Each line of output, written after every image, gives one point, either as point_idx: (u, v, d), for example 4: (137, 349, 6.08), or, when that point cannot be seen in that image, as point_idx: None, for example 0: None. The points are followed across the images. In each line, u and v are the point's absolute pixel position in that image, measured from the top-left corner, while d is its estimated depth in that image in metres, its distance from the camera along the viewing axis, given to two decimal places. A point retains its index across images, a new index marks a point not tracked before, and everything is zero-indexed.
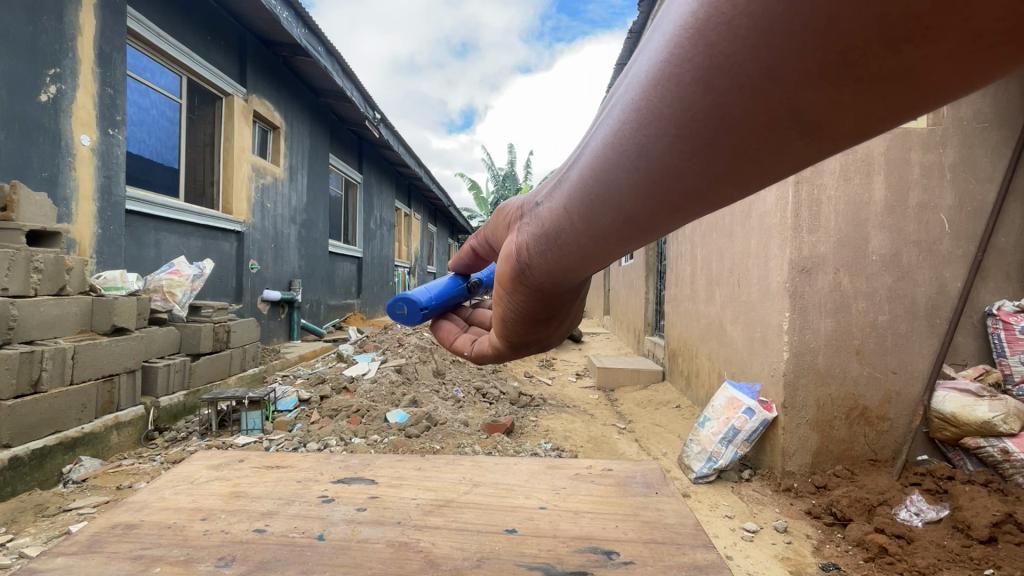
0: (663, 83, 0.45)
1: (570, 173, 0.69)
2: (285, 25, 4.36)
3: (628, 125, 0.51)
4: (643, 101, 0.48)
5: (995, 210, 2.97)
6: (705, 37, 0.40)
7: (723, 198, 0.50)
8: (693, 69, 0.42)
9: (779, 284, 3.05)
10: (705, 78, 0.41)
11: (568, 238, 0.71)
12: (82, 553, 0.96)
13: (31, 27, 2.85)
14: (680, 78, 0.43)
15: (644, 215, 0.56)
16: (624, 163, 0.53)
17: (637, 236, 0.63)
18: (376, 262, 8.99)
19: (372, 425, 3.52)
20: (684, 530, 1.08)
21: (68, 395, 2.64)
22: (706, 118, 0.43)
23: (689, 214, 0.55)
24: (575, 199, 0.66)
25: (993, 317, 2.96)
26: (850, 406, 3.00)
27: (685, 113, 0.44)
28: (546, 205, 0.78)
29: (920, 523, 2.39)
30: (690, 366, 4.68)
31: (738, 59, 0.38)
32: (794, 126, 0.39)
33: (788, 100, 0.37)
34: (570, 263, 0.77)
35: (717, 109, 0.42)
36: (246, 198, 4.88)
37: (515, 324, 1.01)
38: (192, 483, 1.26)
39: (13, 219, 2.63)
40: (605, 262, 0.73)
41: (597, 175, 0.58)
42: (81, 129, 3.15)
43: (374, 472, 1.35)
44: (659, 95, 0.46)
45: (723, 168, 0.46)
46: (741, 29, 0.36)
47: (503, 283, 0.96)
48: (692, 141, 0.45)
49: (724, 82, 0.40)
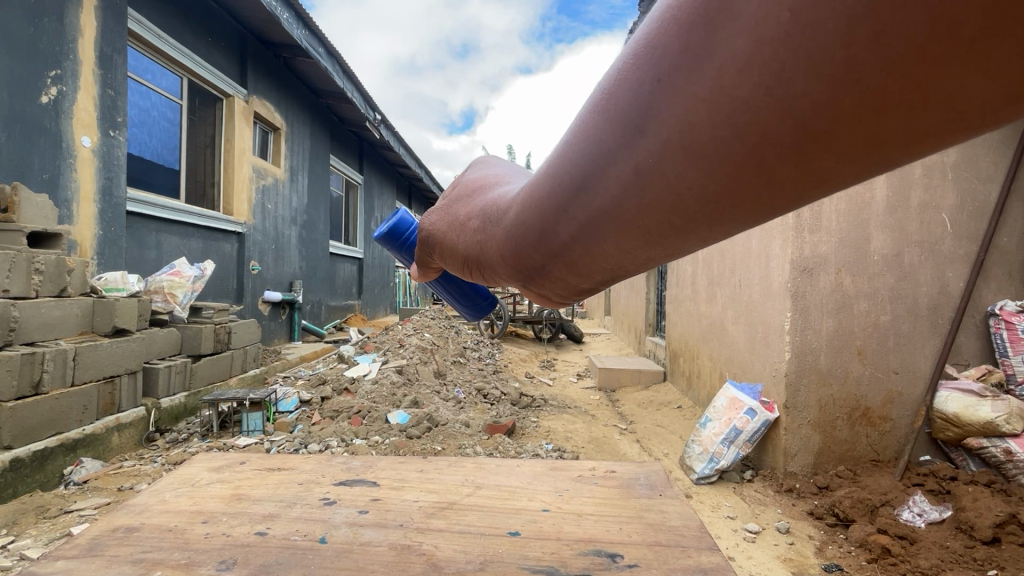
0: (700, 156, 0.31)
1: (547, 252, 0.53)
2: (286, 26, 4.34)
3: (641, 202, 0.36)
4: (668, 175, 0.33)
5: (997, 210, 2.96)
6: (775, 109, 0.25)
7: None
8: (760, 148, 0.28)
9: (781, 285, 3.05)
10: (783, 156, 0.27)
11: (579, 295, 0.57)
12: (83, 556, 0.96)
13: (32, 29, 2.84)
14: (734, 157, 0.29)
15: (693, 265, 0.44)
16: (650, 239, 0.39)
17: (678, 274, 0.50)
18: (376, 263, 8.99)
19: (373, 425, 3.51)
20: (689, 532, 1.07)
21: (70, 396, 2.63)
22: (796, 193, 0.29)
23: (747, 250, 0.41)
24: (573, 272, 0.51)
25: (995, 316, 2.95)
26: (852, 407, 2.99)
27: (753, 192, 0.30)
28: (538, 277, 0.57)
29: (923, 524, 2.38)
30: (691, 366, 4.68)
31: (845, 138, 0.24)
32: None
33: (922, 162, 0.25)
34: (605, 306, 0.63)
35: (809, 183, 0.28)
36: (246, 199, 4.87)
37: None
38: (193, 485, 1.26)
39: (14, 220, 2.64)
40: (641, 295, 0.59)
41: (608, 252, 0.44)
42: (82, 130, 3.14)
43: (375, 474, 1.34)
44: (700, 177, 0.32)
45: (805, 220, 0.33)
46: (863, 113, 0.23)
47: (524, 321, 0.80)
48: (765, 215, 0.32)
49: (825, 161, 0.26)
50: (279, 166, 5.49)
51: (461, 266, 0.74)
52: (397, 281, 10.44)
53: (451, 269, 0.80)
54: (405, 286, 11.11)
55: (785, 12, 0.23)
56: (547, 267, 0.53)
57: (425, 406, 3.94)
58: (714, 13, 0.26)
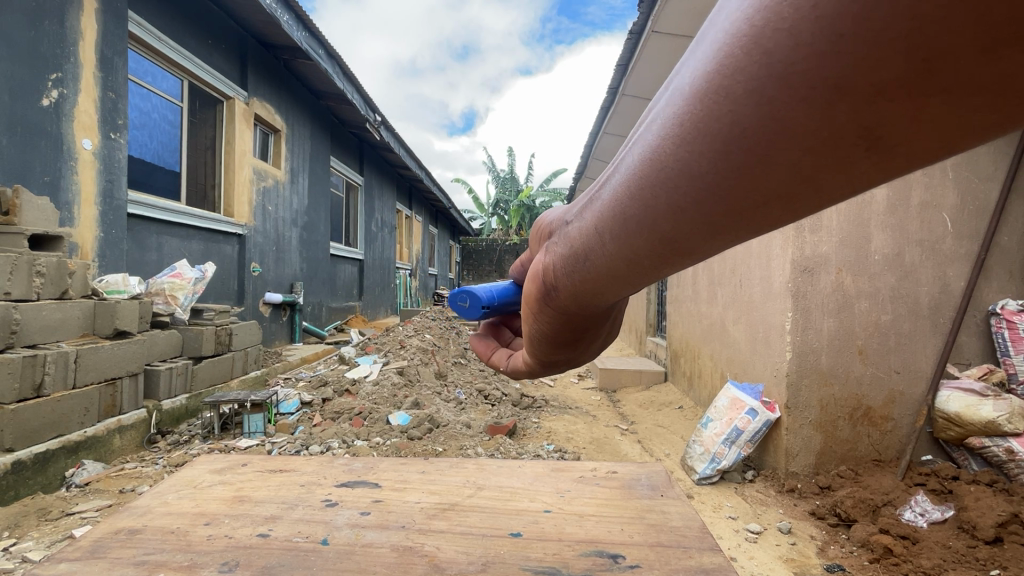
0: (721, 63, 0.37)
1: (602, 193, 0.59)
2: (286, 28, 4.34)
3: (650, 137, 0.47)
4: (672, 107, 0.43)
5: (998, 209, 2.95)
6: (753, 32, 0.34)
7: (765, 222, 0.42)
8: (738, 74, 0.36)
9: (781, 285, 3.05)
10: (750, 80, 0.35)
11: (578, 261, 0.66)
12: (86, 558, 0.96)
13: (32, 32, 2.84)
14: (717, 87, 0.38)
15: (665, 238, 0.49)
16: (637, 175, 0.48)
17: (659, 263, 0.54)
18: (377, 263, 8.99)
19: (374, 427, 3.51)
20: (691, 533, 1.07)
21: (72, 398, 2.65)
22: (755, 135, 0.37)
23: (719, 228, 0.44)
24: (593, 214, 0.61)
25: (996, 316, 2.94)
26: (853, 406, 2.99)
27: (720, 124, 0.38)
28: (576, 225, 0.69)
29: (925, 524, 2.38)
30: (692, 367, 4.67)
31: (798, 61, 0.32)
32: (858, 142, 0.32)
33: (853, 112, 0.30)
34: (598, 283, 0.66)
35: (772, 121, 0.35)
36: (247, 201, 4.88)
37: (539, 342, 0.88)
38: (195, 488, 1.26)
39: (15, 224, 2.63)
40: (627, 284, 0.62)
41: (613, 196, 0.54)
42: (83, 133, 3.16)
43: (378, 475, 1.34)
44: (683, 106, 0.41)
45: (771, 187, 0.38)
46: (803, 33, 0.31)
47: (528, 296, 0.84)
48: (727, 159, 0.39)
49: (781, 89, 0.33)
50: (280, 167, 5.49)
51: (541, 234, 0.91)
52: (398, 283, 10.44)
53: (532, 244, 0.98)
54: (405, 287, 11.11)
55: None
56: (590, 207, 0.64)
57: (426, 408, 3.94)
58: None
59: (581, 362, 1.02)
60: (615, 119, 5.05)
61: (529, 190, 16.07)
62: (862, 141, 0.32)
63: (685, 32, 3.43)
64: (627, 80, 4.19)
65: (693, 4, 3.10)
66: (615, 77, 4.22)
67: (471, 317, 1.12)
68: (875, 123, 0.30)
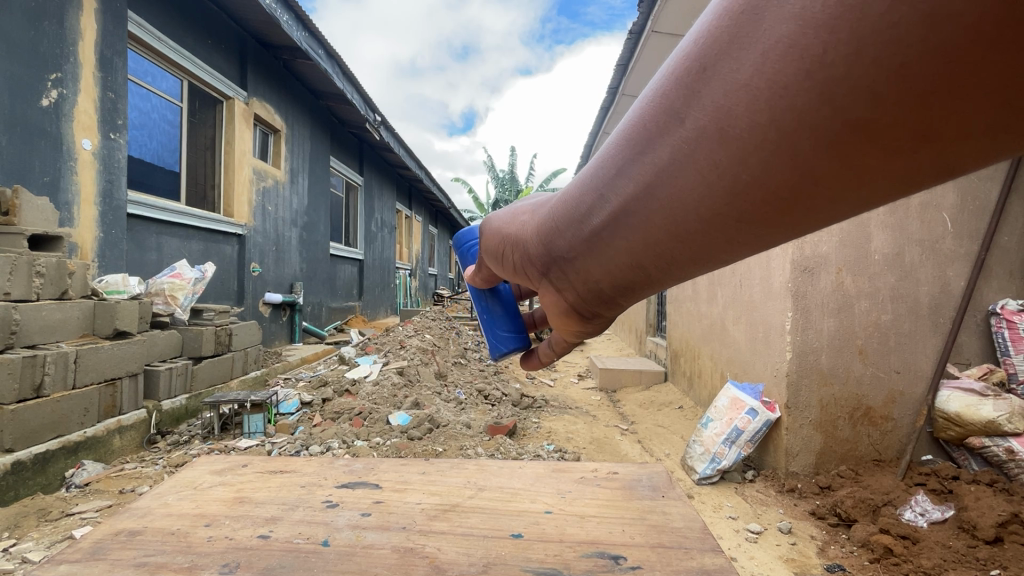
0: (773, 115, 0.38)
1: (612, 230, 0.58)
2: (286, 28, 4.33)
3: (681, 181, 0.46)
4: (707, 155, 0.44)
5: (998, 209, 2.95)
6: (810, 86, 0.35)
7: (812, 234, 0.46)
8: (798, 125, 0.37)
9: (781, 285, 3.05)
10: (815, 128, 0.36)
11: (609, 283, 0.66)
12: (87, 559, 0.96)
13: (33, 32, 2.84)
14: (773, 136, 0.39)
15: (726, 258, 0.51)
16: (682, 219, 0.48)
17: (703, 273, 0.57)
18: (377, 264, 8.99)
19: (374, 427, 3.51)
20: (692, 534, 1.07)
21: (71, 399, 2.64)
22: (826, 175, 0.38)
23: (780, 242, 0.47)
24: (612, 249, 0.59)
25: (996, 316, 2.94)
26: (853, 407, 2.98)
27: (784, 169, 0.40)
28: (579, 261, 0.67)
29: (925, 524, 2.38)
30: (692, 367, 4.67)
31: (873, 113, 0.33)
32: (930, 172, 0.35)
33: (935, 151, 0.33)
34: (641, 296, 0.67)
35: (842, 161, 0.37)
36: (246, 201, 4.87)
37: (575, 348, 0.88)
38: (195, 489, 1.26)
39: (15, 224, 2.63)
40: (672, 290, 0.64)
41: (641, 233, 0.54)
42: (83, 133, 3.15)
43: (378, 476, 1.34)
44: (729, 154, 0.42)
45: (833, 210, 0.41)
46: (881, 92, 0.32)
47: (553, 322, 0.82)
48: (793, 194, 0.41)
49: (855, 137, 0.35)
50: (280, 167, 5.49)
51: (500, 261, 0.86)
52: (397, 283, 10.43)
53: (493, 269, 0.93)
54: (405, 287, 11.10)
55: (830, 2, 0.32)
56: (592, 241, 0.62)
57: (426, 408, 3.93)
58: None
59: None
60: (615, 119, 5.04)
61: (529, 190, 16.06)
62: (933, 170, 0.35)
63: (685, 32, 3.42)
64: (627, 80, 4.18)
65: (692, 3, 3.10)
66: (615, 77, 4.22)
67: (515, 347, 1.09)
68: (950, 158, 0.34)
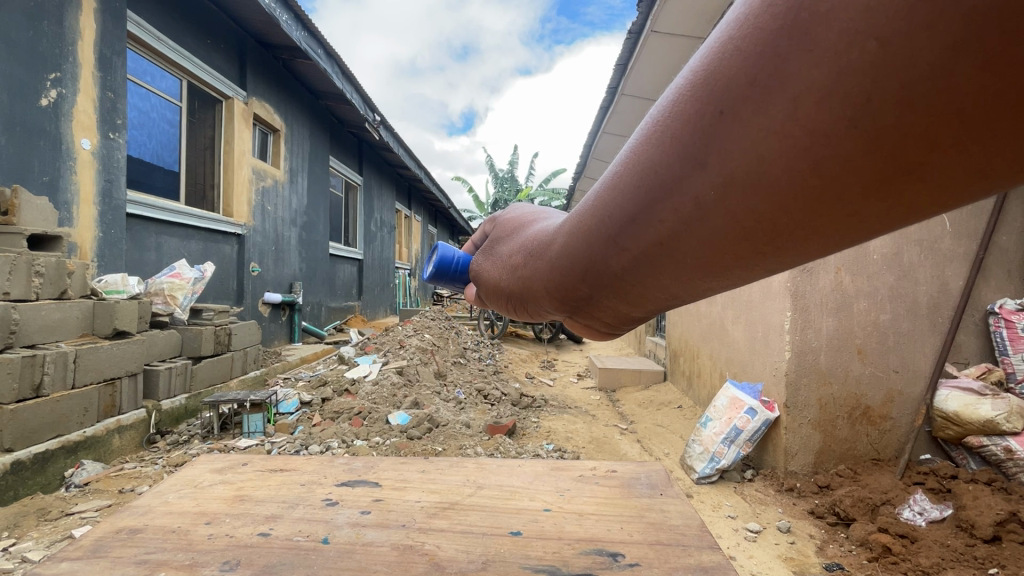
0: (794, 165, 0.34)
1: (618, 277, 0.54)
2: (286, 28, 4.33)
3: (704, 229, 0.41)
4: (720, 207, 0.39)
5: (996, 208, 2.96)
6: (838, 135, 0.31)
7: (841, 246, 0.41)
8: (839, 178, 0.32)
9: (780, 285, 3.05)
10: (859, 176, 0.31)
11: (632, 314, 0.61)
12: (88, 557, 0.96)
13: (32, 32, 2.85)
14: (814, 185, 0.33)
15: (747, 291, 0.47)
16: (699, 266, 0.44)
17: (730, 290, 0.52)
18: (377, 264, 9.01)
19: (374, 426, 3.51)
20: (690, 531, 1.08)
21: (71, 399, 2.64)
22: (873, 220, 0.33)
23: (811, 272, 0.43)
24: (626, 294, 0.56)
25: (994, 315, 2.95)
26: (852, 406, 2.99)
27: (830, 217, 0.34)
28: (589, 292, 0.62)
29: (923, 523, 2.38)
30: (692, 366, 4.67)
31: (932, 162, 0.28)
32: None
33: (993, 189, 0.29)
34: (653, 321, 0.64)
35: (895, 212, 0.32)
36: (246, 201, 4.88)
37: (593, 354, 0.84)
38: (195, 487, 1.26)
39: (14, 223, 2.63)
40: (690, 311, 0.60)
41: (665, 279, 0.49)
42: (82, 133, 3.15)
43: (378, 475, 1.34)
44: (746, 206, 0.38)
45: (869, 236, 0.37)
46: (919, 147, 0.28)
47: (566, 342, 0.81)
48: (830, 234, 0.36)
49: (912, 187, 0.30)
50: (279, 167, 5.49)
51: (505, 295, 0.81)
52: (397, 282, 10.44)
53: (498, 305, 0.88)
54: (405, 287, 11.10)
55: (872, 42, 0.27)
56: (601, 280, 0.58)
57: (425, 407, 3.94)
58: (813, 20, 0.30)
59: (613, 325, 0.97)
60: (615, 119, 5.06)
61: (529, 190, 16.09)
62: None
63: (684, 32, 3.43)
64: (626, 81, 4.20)
65: (691, 3, 3.11)
66: (615, 77, 4.22)
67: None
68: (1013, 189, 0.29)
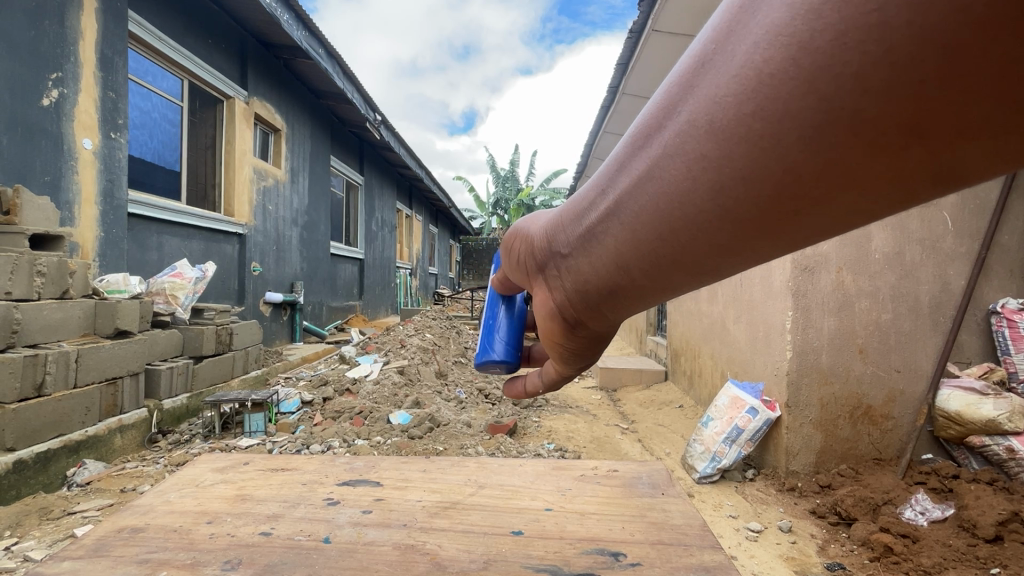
0: (755, 109, 0.38)
1: (611, 226, 0.58)
2: (287, 28, 4.33)
3: (675, 171, 0.46)
4: (693, 149, 0.44)
5: (999, 206, 2.94)
6: (793, 76, 0.35)
7: (810, 241, 0.44)
8: (789, 116, 0.37)
9: (782, 284, 3.05)
10: (812, 119, 0.35)
11: (609, 282, 0.63)
12: (89, 556, 0.96)
13: (34, 32, 2.85)
14: (766, 123, 0.38)
15: (707, 263, 0.50)
16: (665, 214, 0.49)
17: (704, 279, 0.54)
18: (377, 263, 9.01)
19: (375, 426, 3.51)
20: (692, 531, 1.07)
21: (73, 398, 2.65)
22: (812, 169, 0.37)
23: (769, 249, 0.46)
24: (606, 248, 0.60)
25: (997, 314, 2.93)
26: (854, 406, 2.99)
27: (776, 161, 0.39)
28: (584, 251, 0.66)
29: (925, 523, 2.38)
30: (693, 366, 4.66)
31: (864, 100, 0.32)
32: (922, 177, 0.34)
33: (923, 151, 0.32)
34: (626, 302, 0.66)
35: (831, 162, 0.36)
36: (248, 201, 4.88)
37: (571, 359, 0.85)
38: (197, 486, 1.26)
39: (16, 223, 2.64)
40: (671, 298, 0.62)
41: (636, 229, 0.53)
42: (84, 133, 3.16)
43: (379, 474, 1.35)
44: (715, 147, 0.42)
45: (824, 214, 0.40)
46: (856, 85, 0.32)
47: (547, 327, 0.82)
48: (783, 190, 0.40)
49: (842, 129, 0.34)
50: (280, 167, 5.50)
51: (519, 260, 0.87)
52: (398, 282, 10.43)
53: (513, 272, 0.94)
54: (405, 286, 11.09)
55: None
56: (594, 235, 0.63)
57: (426, 407, 3.95)
58: None
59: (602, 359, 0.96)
60: (616, 118, 5.04)
61: (530, 190, 16.07)
62: (925, 174, 0.33)
63: (685, 31, 3.43)
64: (627, 80, 4.19)
65: (693, 3, 3.10)
66: (616, 76, 4.21)
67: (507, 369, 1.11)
68: (946, 159, 0.32)
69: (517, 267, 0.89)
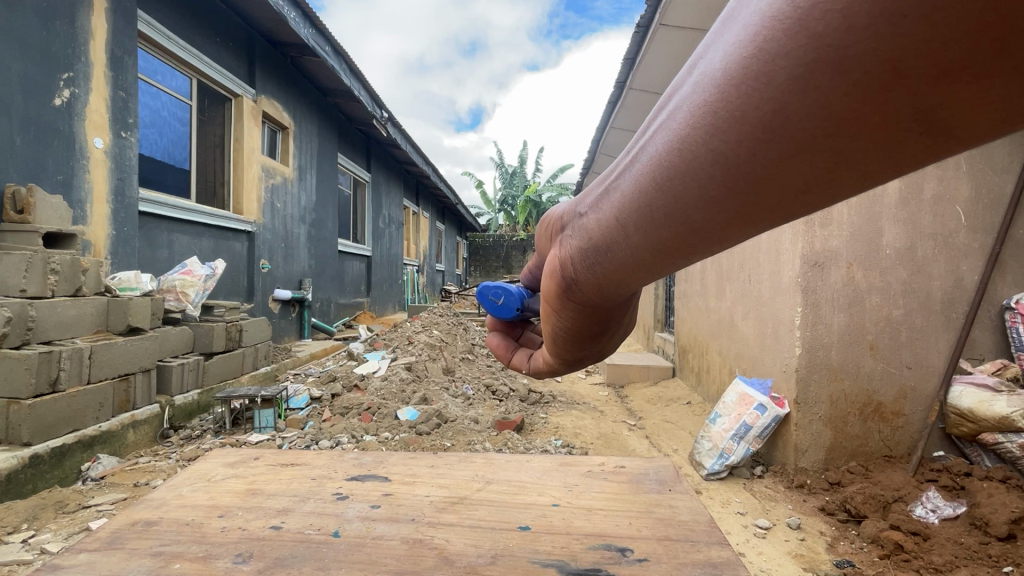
0: (757, 48, 0.35)
1: (618, 187, 0.55)
2: (294, 25, 4.35)
3: (677, 121, 0.43)
4: (698, 96, 0.41)
5: (1014, 201, 2.90)
6: (792, 13, 0.32)
7: (806, 210, 0.40)
8: (785, 55, 0.33)
9: (791, 280, 3.03)
10: (806, 59, 0.32)
11: (603, 246, 0.58)
12: (104, 549, 0.98)
13: (44, 32, 2.88)
14: (763, 65, 0.35)
15: (697, 230, 0.45)
16: (661, 170, 0.45)
17: (693, 253, 0.50)
18: (384, 260, 9.04)
19: (383, 422, 3.54)
20: (699, 527, 1.07)
21: (87, 394, 2.69)
22: (803, 115, 0.33)
23: (767, 217, 0.41)
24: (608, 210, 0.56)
25: (1011, 310, 2.87)
26: (864, 402, 2.96)
27: (767, 105, 0.35)
28: (592, 215, 0.63)
29: (936, 520, 2.35)
30: (701, 363, 4.65)
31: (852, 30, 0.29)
32: (913, 127, 0.30)
33: (914, 91, 0.28)
34: (618, 277, 0.61)
35: (819, 109, 0.32)
36: (257, 199, 4.93)
37: (562, 341, 0.80)
38: (209, 481, 1.28)
39: (30, 222, 2.69)
40: (663, 277, 0.57)
41: (636, 185, 0.50)
42: (95, 132, 3.19)
43: (387, 470, 1.35)
44: (713, 94, 0.39)
45: (816, 175, 0.35)
46: (844, 19, 0.29)
47: (545, 294, 0.77)
48: (772, 140, 0.36)
49: (830, 68, 0.31)
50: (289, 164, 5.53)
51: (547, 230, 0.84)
52: (405, 279, 10.45)
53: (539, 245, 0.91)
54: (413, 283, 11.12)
55: None
56: (604, 198, 0.60)
57: (433, 403, 3.97)
58: None
59: (596, 359, 0.90)
60: (623, 113, 5.01)
61: (537, 186, 16.04)
62: (918, 125, 0.30)
63: (693, 25, 3.39)
64: (635, 74, 4.15)
65: None
66: (623, 72, 4.18)
67: (506, 316, 1.06)
68: (941, 102, 0.28)
69: (544, 238, 0.86)
